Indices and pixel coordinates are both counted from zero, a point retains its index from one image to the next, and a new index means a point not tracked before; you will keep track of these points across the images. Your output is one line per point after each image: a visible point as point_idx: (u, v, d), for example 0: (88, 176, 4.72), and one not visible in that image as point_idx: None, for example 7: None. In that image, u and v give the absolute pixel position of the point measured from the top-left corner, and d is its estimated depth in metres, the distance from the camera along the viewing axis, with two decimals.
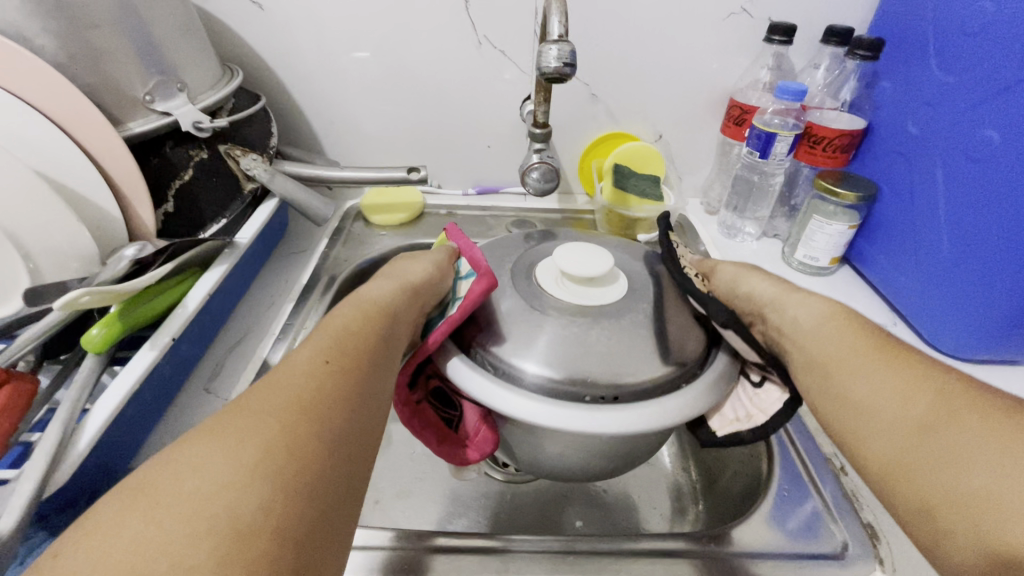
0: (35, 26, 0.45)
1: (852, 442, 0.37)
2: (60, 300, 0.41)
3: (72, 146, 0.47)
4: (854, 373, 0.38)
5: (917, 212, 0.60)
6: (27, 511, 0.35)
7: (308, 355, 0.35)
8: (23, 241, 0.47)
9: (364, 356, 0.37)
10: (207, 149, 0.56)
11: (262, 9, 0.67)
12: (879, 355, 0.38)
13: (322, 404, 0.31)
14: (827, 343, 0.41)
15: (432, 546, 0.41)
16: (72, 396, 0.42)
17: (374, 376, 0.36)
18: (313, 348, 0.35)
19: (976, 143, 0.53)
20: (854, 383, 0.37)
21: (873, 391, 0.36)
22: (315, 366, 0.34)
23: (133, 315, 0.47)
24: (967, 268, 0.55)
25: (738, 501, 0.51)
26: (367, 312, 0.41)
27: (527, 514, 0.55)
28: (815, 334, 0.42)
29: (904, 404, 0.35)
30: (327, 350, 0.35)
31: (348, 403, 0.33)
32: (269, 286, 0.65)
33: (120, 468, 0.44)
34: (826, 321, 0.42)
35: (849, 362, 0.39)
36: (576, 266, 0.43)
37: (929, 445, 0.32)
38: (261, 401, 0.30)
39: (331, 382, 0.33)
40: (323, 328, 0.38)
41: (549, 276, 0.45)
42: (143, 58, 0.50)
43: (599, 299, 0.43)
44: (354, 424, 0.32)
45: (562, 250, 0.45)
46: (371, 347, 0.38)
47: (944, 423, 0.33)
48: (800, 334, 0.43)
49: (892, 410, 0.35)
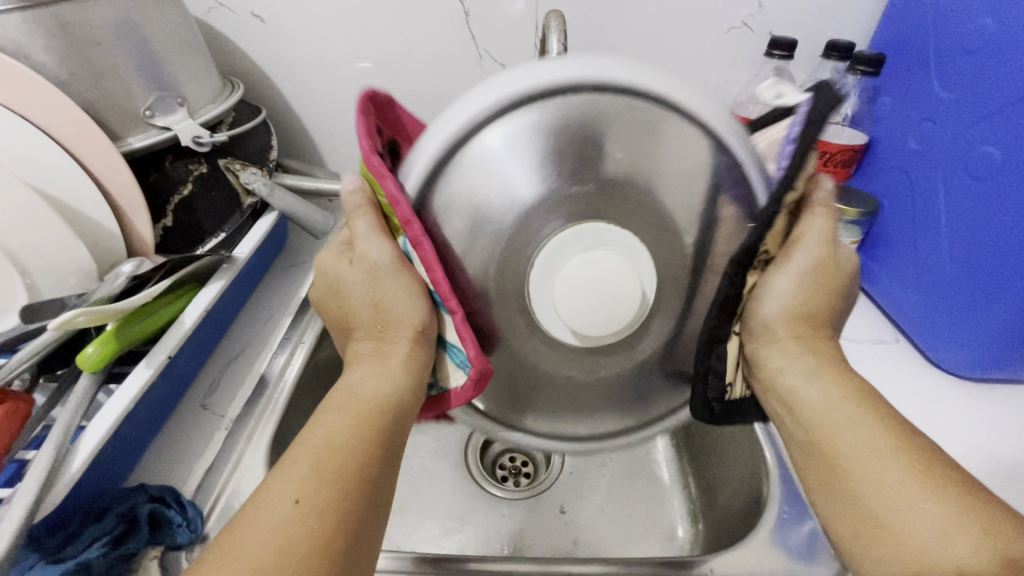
0: (36, 44, 0.45)
1: (865, 557, 0.33)
2: (55, 320, 0.41)
3: (73, 164, 0.48)
4: (871, 474, 0.34)
5: (915, 227, 0.60)
6: (19, 535, 0.35)
7: (282, 486, 0.31)
8: (23, 260, 0.47)
9: (353, 478, 0.32)
10: (207, 163, 0.56)
11: (263, 21, 0.66)
12: (900, 456, 0.34)
13: (304, 564, 0.28)
14: (834, 426, 0.36)
15: (428, 566, 0.41)
16: (67, 415, 0.42)
17: (369, 501, 0.32)
18: (288, 477, 0.31)
19: (975, 159, 0.52)
20: (857, 475, 0.34)
21: (884, 486, 0.33)
22: (284, 516, 0.29)
23: (130, 332, 0.47)
24: (965, 289, 0.54)
25: (737, 521, 0.50)
26: (363, 410, 0.34)
27: (526, 532, 0.55)
28: (825, 416, 0.37)
29: (936, 526, 0.31)
30: (306, 477, 0.31)
31: (329, 548, 0.29)
32: (268, 300, 0.64)
33: (114, 487, 0.44)
34: (837, 403, 0.37)
35: (862, 457, 0.34)
36: (578, 296, 0.32)
37: (930, 561, 0.30)
38: (220, 573, 0.27)
39: (310, 534, 0.29)
40: (299, 442, 0.33)
41: (544, 280, 0.33)
42: (142, 73, 0.51)
43: (613, 321, 0.33)
44: (343, 569, 0.29)
45: (575, 257, 0.32)
46: (364, 456, 0.33)
47: (953, 538, 0.30)
48: (809, 412, 0.38)
49: (921, 528, 0.31)
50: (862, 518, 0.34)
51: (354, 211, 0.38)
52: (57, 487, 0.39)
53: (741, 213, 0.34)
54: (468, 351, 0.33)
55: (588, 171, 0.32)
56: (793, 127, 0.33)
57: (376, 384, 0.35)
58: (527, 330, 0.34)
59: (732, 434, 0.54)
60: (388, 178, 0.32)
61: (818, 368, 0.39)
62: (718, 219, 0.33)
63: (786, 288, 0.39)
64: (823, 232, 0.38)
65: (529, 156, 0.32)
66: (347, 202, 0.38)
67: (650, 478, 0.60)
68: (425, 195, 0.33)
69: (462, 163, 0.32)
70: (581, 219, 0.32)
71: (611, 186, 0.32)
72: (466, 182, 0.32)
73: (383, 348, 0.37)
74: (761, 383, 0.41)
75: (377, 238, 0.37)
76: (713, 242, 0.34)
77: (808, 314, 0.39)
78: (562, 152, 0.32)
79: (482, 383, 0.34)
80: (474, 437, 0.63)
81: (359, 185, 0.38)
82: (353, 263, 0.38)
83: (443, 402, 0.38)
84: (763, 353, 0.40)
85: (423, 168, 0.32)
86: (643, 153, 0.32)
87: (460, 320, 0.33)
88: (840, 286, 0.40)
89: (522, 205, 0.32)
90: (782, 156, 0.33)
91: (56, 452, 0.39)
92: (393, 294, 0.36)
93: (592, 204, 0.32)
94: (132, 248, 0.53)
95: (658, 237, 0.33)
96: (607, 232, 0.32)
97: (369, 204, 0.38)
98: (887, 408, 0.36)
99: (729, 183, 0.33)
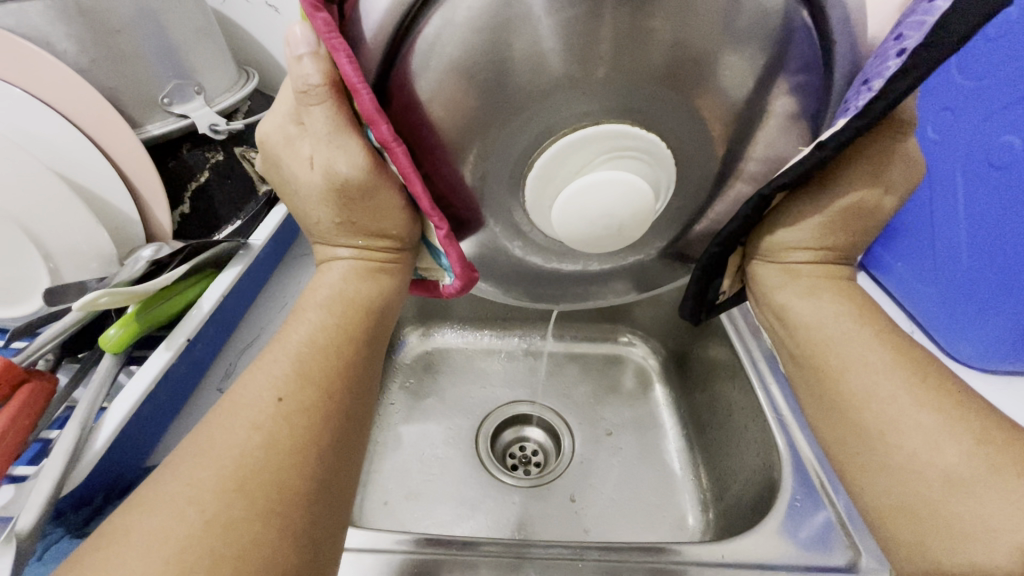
0: (59, 31, 0.46)
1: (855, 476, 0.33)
2: (80, 300, 0.42)
3: (94, 151, 0.49)
4: (872, 390, 0.33)
5: (929, 216, 0.56)
6: (46, 509, 0.36)
7: (256, 387, 0.30)
8: (45, 243, 0.49)
9: (336, 379, 0.32)
10: (223, 151, 0.56)
11: (278, 11, 0.67)
12: (903, 370, 0.33)
13: (281, 459, 0.28)
14: (836, 337, 0.35)
15: (440, 548, 0.42)
16: (90, 395, 0.43)
17: (351, 403, 0.32)
18: (266, 377, 0.31)
19: (996, 150, 0.50)
20: (847, 385, 0.34)
21: (874, 397, 0.33)
22: (266, 412, 0.29)
23: (149, 315, 0.47)
24: (988, 274, 0.52)
25: (750, 510, 0.50)
26: (345, 309, 0.34)
27: (536, 518, 0.55)
28: (819, 331, 0.36)
29: (937, 443, 0.30)
30: (281, 380, 0.30)
31: (313, 444, 0.29)
32: (283, 285, 0.63)
33: (135, 466, 0.45)
34: (833, 317, 0.36)
35: (864, 373, 0.34)
36: (578, 222, 0.28)
37: (915, 467, 0.30)
38: (196, 469, 0.27)
39: (285, 429, 0.29)
40: (277, 343, 0.33)
41: (559, 179, 0.28)
42: (159, 60, 0.51)
43: (617, 231, 0.29)
44: (329, 461, 0.30)
45: (593, 172, 0.28)
46: (346, 365, 0.32)
47: (942, 446, 0.30)
48: (804, 326, 0.37)
49: (919, 443, 0.31)
50: (848, 427, 0.33)
51: (304, 97, 0.28)
52: (82, 464, 0.40)
53: (797, 107, 0.29)
54: (452, 265, 0.31)
55: (626, 55, 0.25)
56: (913, 27, 0.25)
57: (359, 287, 0.34)
58: (516, 240, 0.33)
59: (745, 424, 0.54)
60: (345, 58, 0.24)
61: (815, 287, 0.37)
62: (768, 109, 0.28)
63: (806, 218, 0.35)
64: (865, 160, 0.33)
65: (556, 24, 0.24)
66: (294, 75, 0.27)
67: (661, 468, 0.60)
68: (403, 71, 0.25)
69: (457, 37, 0.24)
70: (601, 122, 0.27)
71: (653, 84, 0.26)
72: (460, 58, 0.24)
73: (367, 261, 0.34)
74: (756, 294, 0.40)
75: (343, 136, 0.29)
76: (751, 135, 0.30)
77: (837, 234, 0.35)
78: (603, 13, 0.23)
79: (467, 287, 0.33)
80: (485, 425, 0.63)
81: (309, 45, 0.27)
82: (314, 162, 0.31)
83: (433, 289, 0.39)
84: (760, 271, 0.39)
85: (390, 26, 0.24)
86: (697, 15, 0.24)
87: (445, 236, 0.30)
88: (876, 225, 0.35)
89: (534, 86, 0.25)
90: (883, 63, 0.25)
91: (81, 430, 0.41)
92: (372, 210, 0.32)
93: (622, 98, 0.26)
94: (151, 233, 0.54)
95: (693, 146, 0.29)
96: (628, 137, 0.27)
97: (327, 90, 0.28)
98: (886, 325, 0.36)
99: (798, 63, 0.27)
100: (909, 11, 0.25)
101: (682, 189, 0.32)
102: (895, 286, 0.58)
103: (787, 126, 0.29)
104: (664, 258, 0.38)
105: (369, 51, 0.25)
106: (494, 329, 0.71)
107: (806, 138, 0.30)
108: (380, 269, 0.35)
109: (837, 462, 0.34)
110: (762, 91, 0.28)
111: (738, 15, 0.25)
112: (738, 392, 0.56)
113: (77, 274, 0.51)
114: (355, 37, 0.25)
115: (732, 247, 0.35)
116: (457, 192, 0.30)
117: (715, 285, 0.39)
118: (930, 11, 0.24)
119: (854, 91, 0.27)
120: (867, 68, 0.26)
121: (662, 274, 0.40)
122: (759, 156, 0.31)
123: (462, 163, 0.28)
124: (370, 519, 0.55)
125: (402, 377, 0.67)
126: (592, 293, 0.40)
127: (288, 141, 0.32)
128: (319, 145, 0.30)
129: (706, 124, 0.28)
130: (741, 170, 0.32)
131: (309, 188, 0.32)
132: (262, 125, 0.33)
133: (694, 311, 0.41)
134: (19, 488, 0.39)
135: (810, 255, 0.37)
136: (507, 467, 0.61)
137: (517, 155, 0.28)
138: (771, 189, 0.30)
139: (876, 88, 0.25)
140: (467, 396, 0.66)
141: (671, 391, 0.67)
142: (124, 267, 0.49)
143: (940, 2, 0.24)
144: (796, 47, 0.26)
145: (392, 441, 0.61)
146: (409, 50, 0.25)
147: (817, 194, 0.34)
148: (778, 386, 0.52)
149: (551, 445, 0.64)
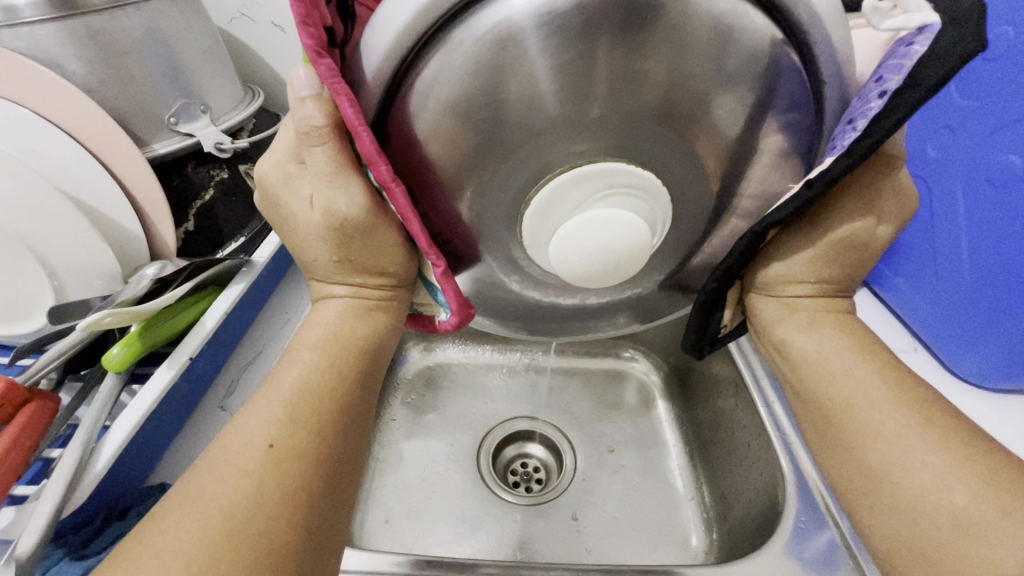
0: (68, 55, 0.47)
1: (863, 514, 0.33)
2: (84, 321, 0.43)
3: (101, 171, 0.50)
4: (874, 433, 0.33)
5: (933, 236, 0.55)
6: (46, 532, 0.37)
7: (251, 427, 0.30)
8: (51, 262, 0.50)
9: (328, 420, 0.32)
10: (228, 169, 0.57)
11: (283, 30, 0.68)
12: (908, 411, 0.32)
13: (273, 501, 0.28)
14: (841, 372, 0.35)
15: (441, 571, 0.41)
16: (92, 415, 0.43)
17: (343, 441, 0.32)
18: (258, 419, 0.31)
19: (995, 168, 0.49)
20: (855, 422, 0.33)
21: (881, 435, 0.32)
22: (256, 458, 0.29)
23: (155, 333, 0.48)
24: (993, 292, 0.50)
25: (753, 531, 0.49)
26: (340, 347, 0.34)
27: (536, 537, 0.55)
28: (819, 373, 0.36)
29: (941, 488, 0.30)
30: (271, 423, 0.30)
31: (305, 487, 0.29)
32: (282, 305, 0.62)
33: (134, 487, 0.45)
34: (832, 355, 0.36)
35: (865, 413, 0.33)
36: (574, 259, 0.28)
37: (926, 510, 0.30)
38: (186, 519, 0.27)
39: (277, 476, 0.29)
40: (269, 383, 0.33)
41: (555, 223, 0.28)
42: (166, 82, 0.52)
43: (613, 268, 0.29)
44: (318, 506, 0.30)
45: (590, 217, 0.28)
46: (337, 404, 0.32)
47: (951, 488, 0.30)
48: (805, 368, 0.37)
49: (926, 488, 0.30)
50: (855, 465, 0.33)
51: (306, 138, 0.28)
52: (81, 487, 0.40)
53: (788, 144, 0.29)
54: (449, 300, 0.31)
55: (621, 94, 0.25)
56: (892, 70, 0.25)
57: (354, 324, 0.34)
58: (511, 272, 0.33)
59: (748, 445, 0.54)
60: (346, 102, 0.24)
61: (817, 320, 0.37)
62: (760, 147, 0.28)
63: (798, 253, 0.35)
64: (858, 193, 0.33)
65: (551, 65, 0.24)
66: (297, 116, 0.28)
67: (664, 487, 0.60)
68: (403, 110, 0.25)
69: (454, 78, 0.24)
70: (597, 160, 0.27)
71: (646, 122, 0.26)
72: (452, 100, 0.24)
73: (361, 298, 0.35)
74: (757, 327, 0.40)
75: (344, 176, 0.29)
76: (749, 170, 0.29)
77: (837, 269, 0.35)
78: (596, 52, 0.23)
79: (464, 323, 0.33)
80: (487, 442, 0.63)
81: (312, 87, 0.27)
82: (313, 201, 0.31)
83: (429, 324, 0.38)
84: (758, 304, 0.39)
85: (389, 66, 0.24)
86: (691, 52, 0.24)
87: (442, 273, 0.30)
88: (875, 256, 0.35)
89: (527, 126, 0.25)
90: (866, 104, 0.26)
91: (82, 450, 0.41)
92: (372, 247, 0.32)
93: (618, 136, 0.26)
94: (156, 251, 0.55)
95: (690, 181, 0.29)
96: (622, 174, 0.27)
97: (329, 131, 0.28)
98: (887, 357, 0.35)
99: (787, 101, 0.27)
100: (890, 55, 0.26)
101: (678, 223, 0.32)
102: (897, 303, 0.60)
103: (779, 163, 0.29)
104: (664, 288, 0.37)
105: (369, 90, 0.25)
106: (497, 344, 0.71)
107: (798, 174, 0.30)
108: (376, 307, 0.35)
109: (845, 497, 0.34)
110: (760, 127, 0.27)
111: (732, 53, 0.24)
112: (742, 412, 0.55)
113: (83, 292, 0.52)
114: (356, 78, 0.25)
115: (731, 281, 0.35)
116: (453, 228, 0.30)
117: (716, 318, 0.39)
118: (907, 55, 0.25)
119: (839, 130, 0.27)
120: (852, 108, 0.27)
121: (661, 304, 0.39)
122: (753, 192, 0.31)
123: (458, 198, 0.28)
124: (371, 538, 0.54)
125: (404, 393, 0.67)
126: (599, 328, 0.40)
127: (287, 179, 0.32)
128: (320, 185, 0.30)
129: (703, 160, 0.28)
130: (737, 205, 0.31)
131: (308, 225, 0.32)
132: (261, 163, 0.33)
133: (700, 347, 0.41)
134: (19, 510, 0.39)
135: (810, 289, 0.36)
136: (509, 484, 0.61)
137: (513, 192, 0.28)
138: (763, 226, 0.30)
139: (862, 126, 0.26)
140: (468, 411, 0.66)
141: (674, 407, 0.67)
142: (129, 286, 0.50)
143: (916, 47, 0.25)
144: (785, 85, 0.26)
145: (394, 458, 0.61)
146: (408, 91, 0.25)
147: (812, 227, 0.34)
148: (781, 407, 0.52)
149: (552, 461, 0.64)
